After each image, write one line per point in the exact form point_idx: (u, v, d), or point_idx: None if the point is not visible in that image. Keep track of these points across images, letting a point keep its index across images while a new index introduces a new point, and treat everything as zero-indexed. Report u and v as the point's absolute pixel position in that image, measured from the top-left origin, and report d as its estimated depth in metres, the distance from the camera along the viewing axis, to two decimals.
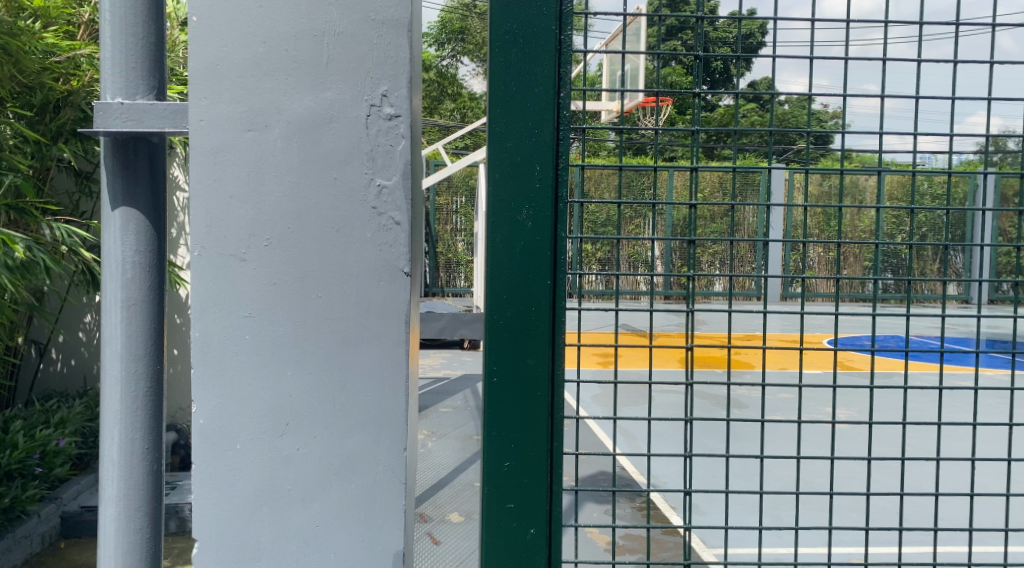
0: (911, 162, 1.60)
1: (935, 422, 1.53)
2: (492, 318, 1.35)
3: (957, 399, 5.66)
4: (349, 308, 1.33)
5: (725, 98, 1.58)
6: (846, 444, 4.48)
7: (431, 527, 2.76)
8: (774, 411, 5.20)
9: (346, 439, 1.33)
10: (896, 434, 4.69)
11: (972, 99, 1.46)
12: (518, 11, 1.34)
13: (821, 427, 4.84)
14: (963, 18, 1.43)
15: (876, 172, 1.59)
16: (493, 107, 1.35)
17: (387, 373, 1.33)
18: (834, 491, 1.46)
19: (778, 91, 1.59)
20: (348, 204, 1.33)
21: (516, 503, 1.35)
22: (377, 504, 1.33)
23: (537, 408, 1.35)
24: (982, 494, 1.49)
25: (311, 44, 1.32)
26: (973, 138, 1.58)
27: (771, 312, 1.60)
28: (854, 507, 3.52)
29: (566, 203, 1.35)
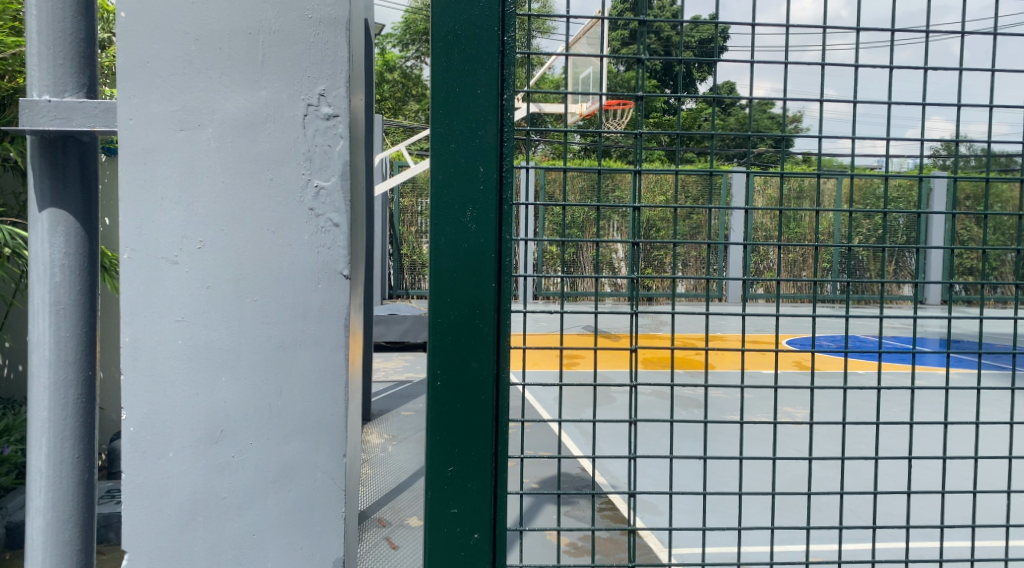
0: (860, 165, 1.62)
1: (877, 423, 1.55)
2: (436, 321, 1.34)
3: (912, 399, 5.75)
4: (286, 312, 1.32)
5: (687, 102, 1.61)
6: (799, 443, 4.53)
7: (389, 531, 2.74)
8: (732, 411, 5.24)
9: (284, 446, 1.32)
10: (853, 435, 4.75)
11: (907, 103, 1.51)
12: (460, 10, 1.33)
13: (782, 428, 4.88)
14: (896, 25, 1.47)
15: (830, 177, 1.60)
16: (437, 107, 1.34)
17: (325, 377, 1.32)
18: (774, 493, 1.49)
19: (741, 96, 1.60)
20: (284, 205, 1.31)
21: (460, 507, 1.34)
22: (316, 512, 1.32)
23: (482, 412, 1.34)
24: (913, 492, 1.56)
25: (245, 42, 1.30)
26: (921, 143, 1.61)
27: (719, 313, 1.60)
28: (799, 504, 3.57)
29: (510, 205, 1.35)
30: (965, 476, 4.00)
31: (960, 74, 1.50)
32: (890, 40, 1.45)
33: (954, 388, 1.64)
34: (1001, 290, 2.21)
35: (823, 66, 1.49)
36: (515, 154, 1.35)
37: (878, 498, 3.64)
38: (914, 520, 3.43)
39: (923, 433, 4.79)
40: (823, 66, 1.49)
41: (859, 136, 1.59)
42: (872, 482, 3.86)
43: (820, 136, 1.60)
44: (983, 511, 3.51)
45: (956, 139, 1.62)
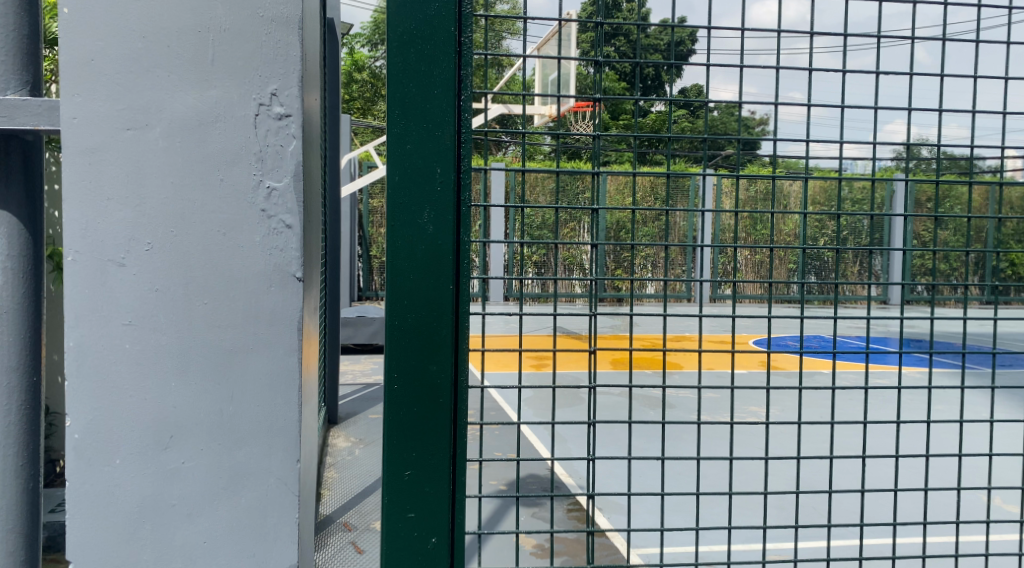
0: (836, 168, 1.64)
1: (847, 428, 1.58)
2: (392, 324, 1.33)
3: (877, 398, 5.82)
4: (237, 315, 1.30)
5: (657, 104, 1.62)
6: (765, 443, 4.57)
7: (355, 535, 2.72)
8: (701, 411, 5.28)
9: (236, 452, 1.30)
10: (819, 434, 4.80)
11: (861, 107, 1.57)
12: (415, 11, 1.33)
13: (750, 428, 4.92)
14: (849, 30, 1.52)
15: (803, 178, 1.62)
16: (392, 108, 1.33)
17: (278, 382, 1.32)
18: (738, 489, 1.53)
19: (710, 100, 1.61)
20: (235, 206, 1.30)
21: (417, 512, 1.34)
22: (269, 518, 1.31)
23: (439, 415, 1.34)
24: (864, 491, 1.60)
25: (193, 40, 1.28)
26: (893, 146, 1.63)
27: (679, 312, 1.62)
28: (759, 504, 3.59)
29: (468, 207, 1.35)
30: (929, 473, 4.05)
31: (909, 79, 1.55)
32: (844, 46, 1.50)
33: (913, 387, 1.66)
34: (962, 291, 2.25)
35: (779, 69, 1.54)
36: (473, 155, 1.35)
37: (837, 496, 3.69)
38: (871, 516, 3.49)
39: (885, 432, 4.85)
40: (778, 69, 1.54)
41: (840, 140, 1.61)
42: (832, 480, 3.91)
43: (796, 140, 1.61)
44: (938, 507, 3.57)
45: (909, 143, 1.64)
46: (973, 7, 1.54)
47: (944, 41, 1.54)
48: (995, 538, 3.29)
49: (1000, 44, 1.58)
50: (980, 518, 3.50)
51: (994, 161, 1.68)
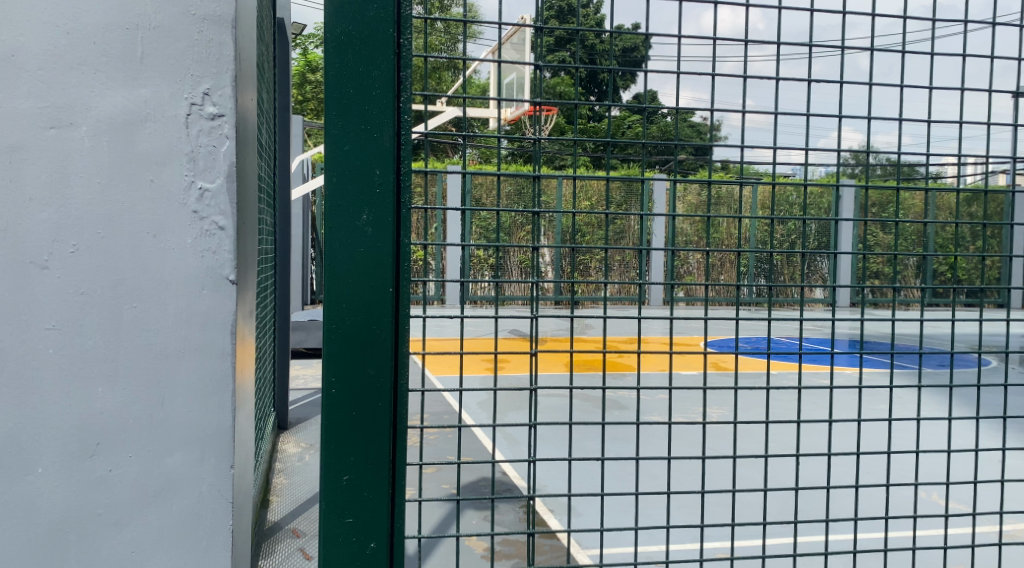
0: (775, 173, 1.67)
1: (782, 428, 1.61)
2: (330, 326, 1.32)
3: (822, 398, 5.92)
4: (166, 317, 1.50)
5: (612, 110, 1.62)
6: (711, 443, 4.64)
7: (304, 542, 2.70)
8: (649, 413, 5.35)
9: (167, 458, 1.49)
10: (762, 433, 4.88)
11: (795, 113, 1.61)
12: (354, 10, 1.31)
13: (696, 429, 5.00)
14: (782, 40, 1.54)
15: (747, 183, 1.64)
16: (330, 108, 1.31)
17: (205, 381, 1.50)
18: (672, 487, 1.58)
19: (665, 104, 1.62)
20: (167, 206, 1.50)
21: (355, 517, 1.33)
22: (201, 523, 1.50)
23: (378, 420, 1.33)
24: (799, 490, 1.63)
25: (122, 34, 1.48)
26: (833, 152, 1.66)
27: (625, 316, 1.64)
28: (695, 503, 3.66)
29: (408, 209, 1.34)
30: (866, 471, 4.14)
31: (840, 88, 1.57)
32: (773, 54, 1.52)
33: (848, 387, 1.69)
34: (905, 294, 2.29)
35: (714, 75, 1.56)
36: (412, 158, 1.34)
37: (773, 493, 3.79)
38: (805, 513, 3.57)
39: (828, 432, 4.95)
40: (713, 75, 1.56)
41: (778, 146, 1.65)
42: (772, 480, 3.99)
43: (734, 146, 1.63)
44: (870, 503, 3.66)
45: (839, 152, 1.66)
46: (898, 20, 1.55)
47: (871, 52, 1.56)
48: (924, 532, 3.38)
49: (925, 57, 1.59)
50: (910, 513, 3.59)
51: (927, 169, 1.72)
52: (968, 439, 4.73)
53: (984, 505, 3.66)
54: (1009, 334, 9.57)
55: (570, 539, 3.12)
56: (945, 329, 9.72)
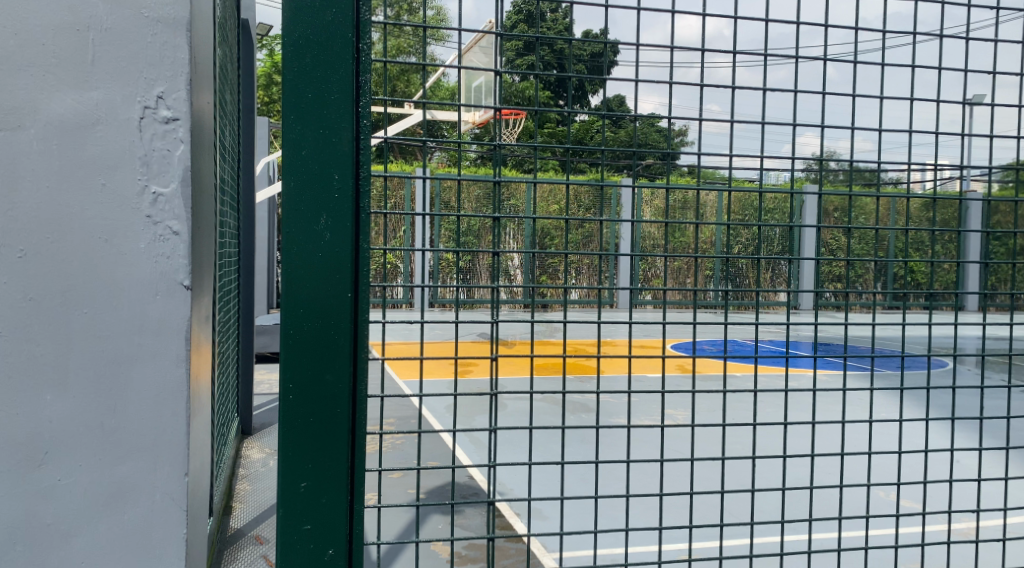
0: (758, 178, 1.76)
1: (739, 429, 1.77)
2: (288, 332, 1.36)
3: (780, 400, 6.08)
4: (118, 324, 1.43)
5: (580, 115, 1.71)
6: (671, 447, 4.75)
7: (267, 549, 2.73)
8: (612, 415, 5.44)
9: (118, 468, 1.43)
10: (721, 435, 5.00)
11: (751, 121, 1.72)
12: (312, 15, 1.36)
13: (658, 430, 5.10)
14: (738, 48, 1.64)
15: (724, 187, 1.72)
16: (288, 114, 1.36)
17: (160, 391, 1.44)
18: (619, 487, 1.72)
19: (634, 112, 1.70)
20: (120, 210, 1.43)
21: (313, 524, 1.38)
22: (153, 535, 1.44)
23: (336, 424, 1.38)
24: (755, 486, 1.77)
25: (73, 37, 1.42)
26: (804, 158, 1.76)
27: (586, 320, 1.75)
28: (653, 506, 3.76)
29: (367, 214, 1.39)
30: (820, 472, 4.27)
31: (795, 96, 1.67)
32: (729, 62, 1.62)
33: (805, 389, 1.82)
34: (860, 295, 2.43)
35: (673, 84, 1.68)
36: (371, 163, 1.39)
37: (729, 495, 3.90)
38: (760, 515, 3.69)
39: (785, 432, 5.09)
40: (672, 84, 1.68)
41: (734, 152, 1.73)
42: (730, 480, 4.10)
43: (719, 152, 1.72)
44: (825, 504, 3.78)
45: (792, 161, 1.74)
46: (852, 31, 1.65)
47: (826, 62, 1.66)
48: (875, 532, 3.50)
49: (874, 66, 1.68)
50: (861, 513, 3.71)
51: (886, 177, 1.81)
52: (919, 439, 4.90)
53: (933, 504, 3.81)
54: (956, 334, 9.93)
55: (535, 544, 3.22)
56: (899, 331, 10.01)
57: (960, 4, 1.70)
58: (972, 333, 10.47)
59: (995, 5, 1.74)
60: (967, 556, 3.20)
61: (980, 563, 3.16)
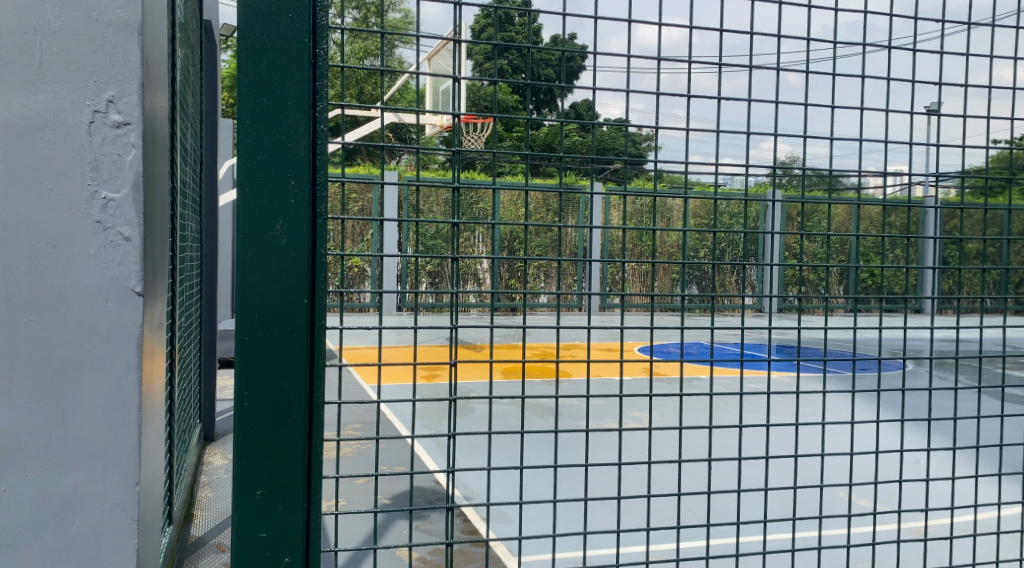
0: (714, 183, 1.82)
1: (696, 433, 1.87)
2: (243, 338, 1.39)
3: (748, 403, 6.18)
4: (68, 331, 1.45)
5: (548, 120, 1.72)
6: (638, 450, 4.83)
7: (228, 557, 2.76)
8: (584, 419, 5.52)
9: (67, 476, 1.45)
10: (691, 438, 5.09)
11: (706, 129, 1.76)
12: (268, 21, 1.39)
13: (627, 433, 5.17)
14: (693, 56, 1.69)
15: (682, 194, 1.78)
16: (243, 119, 1.39)
17: (111, 396, 1.46)
18: (574, 487, 1.77)
19: (599, 117, 1.73)
20: (72, 217, 1.45)
21: (269, 531, 1.41)
22: (102, 543, 1.46)
23: (293, 431, 1.41)
24: (709, 487, 1.86)
25: (20, 40, 1.44)
26: (765, 165, 1.82)
27: (545, 326, 1.81)
28: (611, 509, 3.84)
29: (323, 219, 1.42)
30: (781, 474, 4.36)
31: (748, 105, 1.74)
32: (684, 69, 1.67)
33: (758, 393, 1.91)
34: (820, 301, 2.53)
35: (629, 91, 1.72)
36: (327, 168, 1.42)
37: (690, 498, 3.97)
38: (717, 516, 3.77)
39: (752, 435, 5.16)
40: (628, 91, 1.72)
41: (688, 158, 1.78)
42: (692, 481, 4.18)
43: (676, 161, 1.78)
44: (782, 505, 3.87)
45: (746, 168, 1.82)
46: (802, 40, 1.71)
47: (778, 71, 1.72)
48: (830, 532, 3.59)
49: (827, 76, 1.74)
50: (816, 513, 3.80)
51: (855, 179, 1.86)
52: (882, 440, 5.00)
53: (887, 503, 3.90)
54: (928, 338, 10.12)
55: (501, 548, 3.28)
56: (873, 334, 10.14)
57: (907, 16, 1.77)
58: (944, 336, 10.62)
59: (940, 18, 1.80)
60: (915, 554, 3.30)
61: (929, 562, 3.24)
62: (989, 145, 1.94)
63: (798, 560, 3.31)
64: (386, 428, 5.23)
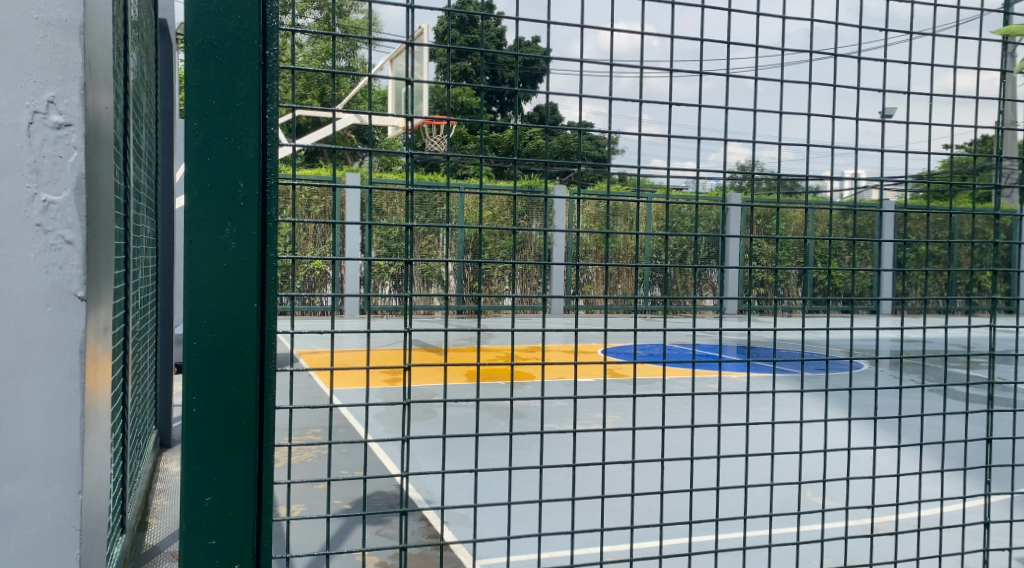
0: (673, 186, 1.84)
1: (647, 430, 1.94)
2: (192, 343, 1.38)
3: (704, 403, 6.27)
4: (7, 337, 1.43)
5: (512, 122, 1.74)
6: (595, 452, 4.88)
7: None
8: (542, 421, 5.56)
9: (8, 484, 1.43)
10: (649, 438, 5.15)
11: (657, 135, 1.77)
12: (216, 21, 1.39)
13: (587, 435, 5.22)
14: (644, 60, 1.72)
15: (641, 198, 1.80)
16: (190, 120, 1.38)
17: (52, 403, 1.44)
18: (530, 488, 1.80)
19: (562, 121, 1.75)
20: (12, 221, 1.44)
21: (218, 539, 1.40)
22: (45, 552, 1.44)
23: (243, 437, 1.40)
24: (658, 485, 1.93)
25: None
26: (717, 172, 1.83)
27: (508, 329, 1.80)
28: (566, 511, 3.88)
29: (272, 222, 1.42)
30: (735, 473, 4.43)
31: (699, 110, 1.75)
32: (635, 75, 1.69)
33: (706, 393, 1.97)
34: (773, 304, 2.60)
35: (581, 96, 1.73)
36: (277, 171, 1.42)
37: (644, 498, 4.02)
38: (669, 515, 3.84)
39: (709, 435, 5.22)
40: (580, 96, 1.73)
41: (642, 164, 1.80)
42: (647, 481, 4.24)
43: (628, 165, 1.80)
44: (734, 504, 3.94)
45: (698, 173, 1.81)
46: (752, 46, 1.75)
47: (728, 77, 1.75)
48: (780, 530, 3.66)
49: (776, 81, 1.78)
50: (766, 512, 3.89)
51: (806, 183, 1.90)
52: (833, 439, 5.11)
53: (836, 499, 3.99)
54: (878, 337, 10.37)
55: (463, 552, 3.31)
56: (823, 335, 10.31)
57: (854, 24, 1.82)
58: (895, 338, 10.83)
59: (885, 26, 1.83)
60: (862, 548, 3.39)
61: (875, 558, 3.33)
62: (934, 150, 1.95)
63: (749, 559, 3.36)
64: (345, 432, 5.20)
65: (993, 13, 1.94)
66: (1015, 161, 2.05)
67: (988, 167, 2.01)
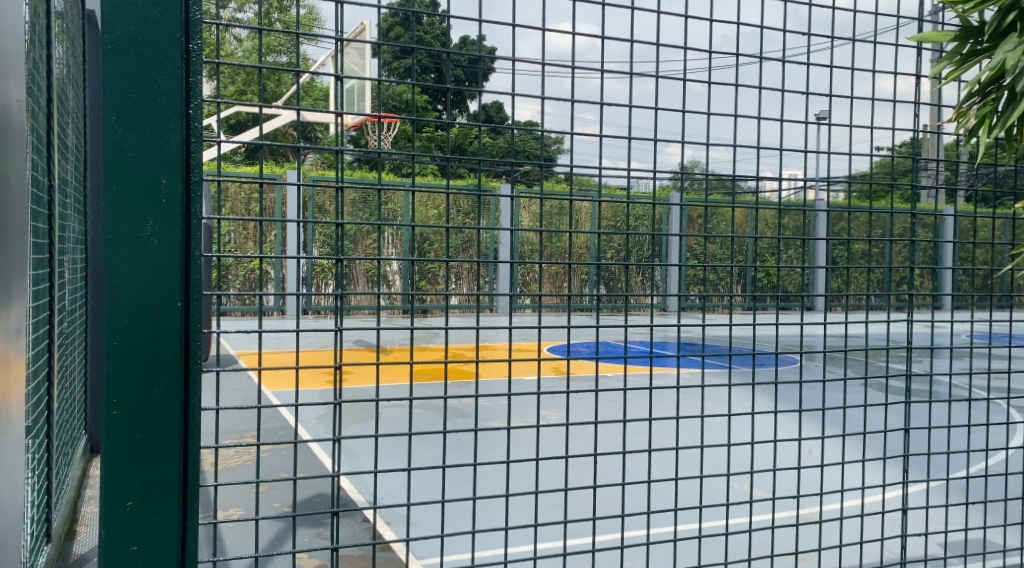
0: (622, 187, 1.90)
1: (592, 423, 2.00)
2: (113, 343, 1.41)
3: (640, 399, 6.40)
4: None
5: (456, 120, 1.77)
6: (534, 450, 4.97)
7: None
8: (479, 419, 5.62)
9: None
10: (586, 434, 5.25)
11: (588, 132, 1.84)
12: (138, 11, 1.41)
13: (524, 432, 5.30)
14: (575, 61, 1.81)
15: (594, 197, 1.86)
16: (109, 115, 1.41)
17: None
18: (486, 485, 1.82)
19: (510, 120, 1.79)
20: None
21: (139, 544, 1.42)
22: None
23: (167, 439, 1.43)
24: (601, 478, 1.99)
25: None
26: (652, 174, 1.90)
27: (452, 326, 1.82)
28: (503, 507, 3.96)
29: (196, 219, 1.45)
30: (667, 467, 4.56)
31: (629, 109, 1.85)
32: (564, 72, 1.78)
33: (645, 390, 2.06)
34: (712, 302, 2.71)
35: (516, 95, 1.78)
36: (200, 169, 1.45)
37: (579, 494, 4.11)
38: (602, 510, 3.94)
39: (644, 430, 5.35)
40: (515, 95, 1.78)
41: (576, 162, 1.84)
42: (583, 477, 4.34)
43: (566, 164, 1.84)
44: (665, 499, 4.07)
45: (630, 172, 1.88)
46: (680, 49, 1.84)
47: (657, 79, 1.84)
48: (709, 523, 3.80)
49: (705, 83, 1.88)
50: (695, 504, 4.02)
51: (753, 182, 2.00)
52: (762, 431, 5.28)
53: (763, 492, 4.15)
54: (809, 333, 10.67)
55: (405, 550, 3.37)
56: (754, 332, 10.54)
57: (775, 31, 1.93)
58: (823, 334, 11.13)
59: (806, 31, 1.94)
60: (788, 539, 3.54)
61: (800, 548, 3.48)
62: (873, 152, 2.05)
63: (680, 554, 3.48)
64: (279, 433, 5.18)
65: (908, 21, 2.05)
66: (934, 163, 2.16)
67: (908, 170, 2.12)
